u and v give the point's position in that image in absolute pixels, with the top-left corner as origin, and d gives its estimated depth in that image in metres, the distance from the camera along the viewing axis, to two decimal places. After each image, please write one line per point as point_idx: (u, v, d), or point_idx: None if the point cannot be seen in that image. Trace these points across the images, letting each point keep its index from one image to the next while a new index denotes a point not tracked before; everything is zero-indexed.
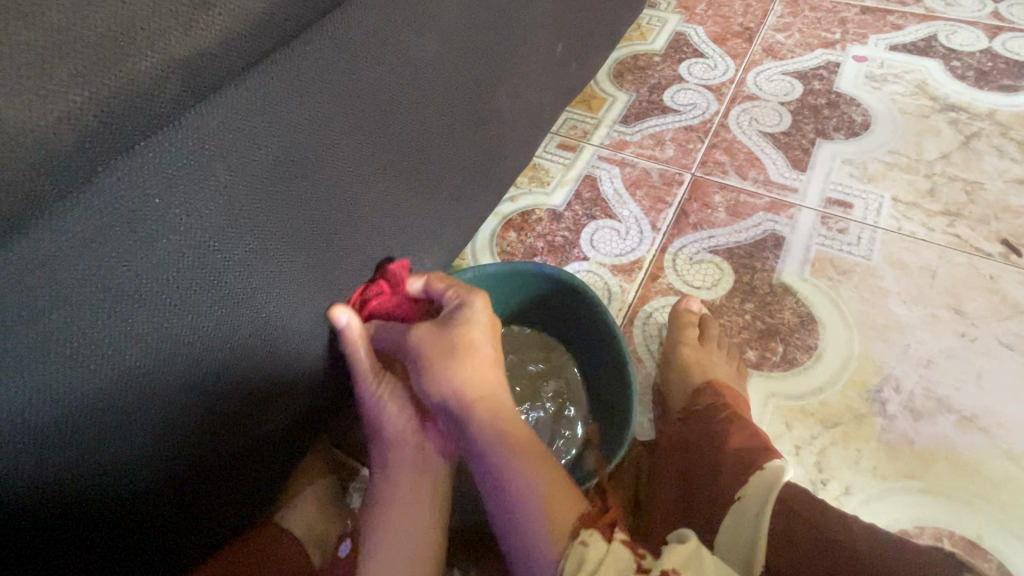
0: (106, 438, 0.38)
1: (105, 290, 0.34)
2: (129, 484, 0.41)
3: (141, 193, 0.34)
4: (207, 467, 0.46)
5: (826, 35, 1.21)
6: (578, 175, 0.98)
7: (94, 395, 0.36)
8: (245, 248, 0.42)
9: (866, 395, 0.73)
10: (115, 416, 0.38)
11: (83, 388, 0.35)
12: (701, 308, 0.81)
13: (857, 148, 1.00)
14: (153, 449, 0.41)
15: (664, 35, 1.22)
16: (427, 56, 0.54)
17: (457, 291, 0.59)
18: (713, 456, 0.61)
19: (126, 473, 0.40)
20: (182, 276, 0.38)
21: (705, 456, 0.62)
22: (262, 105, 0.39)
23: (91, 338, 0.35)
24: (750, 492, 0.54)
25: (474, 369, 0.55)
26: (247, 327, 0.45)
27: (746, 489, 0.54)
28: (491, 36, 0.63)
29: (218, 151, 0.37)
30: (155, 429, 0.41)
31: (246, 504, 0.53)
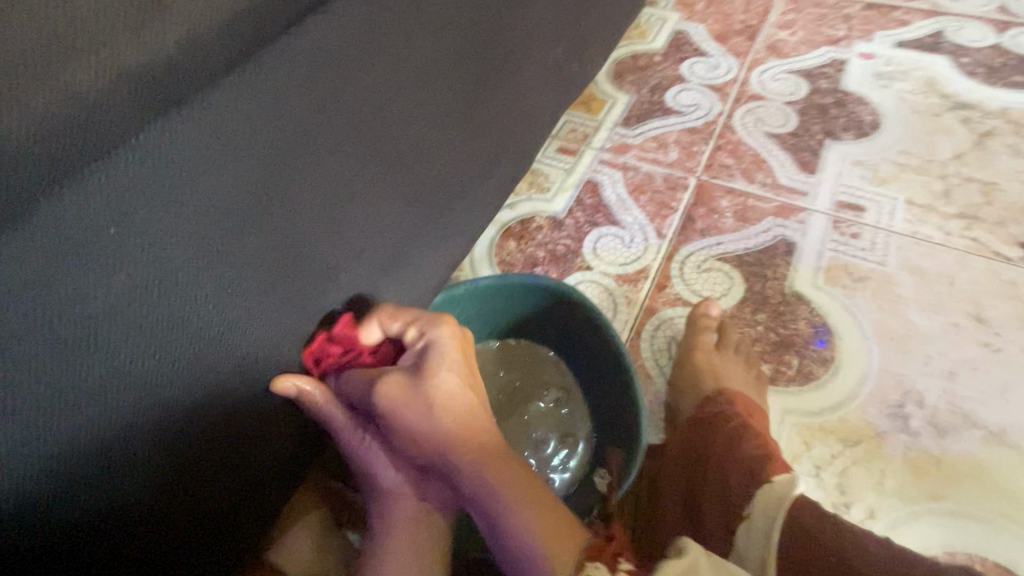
0: (67, 498, 0.34)
1: (57, 334, 0.30)
2: (98, 550, 0.36)
3: (94, 222, 0.30)
4: (186, 521, 0.41)
5: (830, 32, 1.17)
6: (579, 180, 0.94)
7: (45, 455, 0.32)
8: (220, 277, 0.38)
9: (887, 411, 0.70)
10: (76, 474, 0.34)
11: (31, 448, 0.31)
12: (720, 314, 0.77)
13: (868, 148, 0.97)
14: (124, 505, 0.37)
15: (663, 33, 1.18)
16: (418, 60, 0.50)
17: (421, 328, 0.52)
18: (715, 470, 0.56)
19: (94, 537, 0.36)
20: (148, 312, 0.34)
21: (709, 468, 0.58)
22: (234, 119, 0.35)
23: (42, 389, 0.31)
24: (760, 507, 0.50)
25: (449, 417, 0.50)
26: (225, 363, 0.41)
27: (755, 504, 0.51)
28: (486, 36, 0.59)
29: (184, 171, 0.33)
30: (122, 486, 0.36)
31: (234, 554, 0.49)
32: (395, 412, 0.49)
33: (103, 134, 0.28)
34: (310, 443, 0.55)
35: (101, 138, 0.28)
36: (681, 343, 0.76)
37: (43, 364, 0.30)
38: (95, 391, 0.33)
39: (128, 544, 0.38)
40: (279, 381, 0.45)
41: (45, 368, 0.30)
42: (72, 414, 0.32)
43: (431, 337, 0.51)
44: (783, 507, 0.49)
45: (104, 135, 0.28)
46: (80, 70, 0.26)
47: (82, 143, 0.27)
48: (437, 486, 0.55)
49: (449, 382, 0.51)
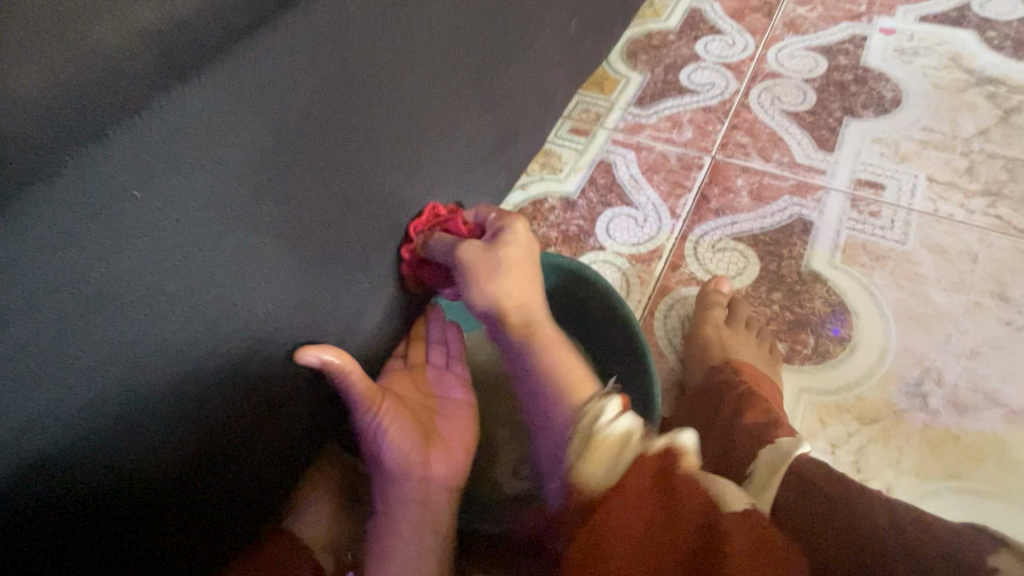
0: (94, 456, 0.35)
1: (84, 297, 0.31)
2: (123, 505, 0.38)
3: (117, 185, 0.30)
4: (194, 486, 0.43)
5: (851, 7, 1.14)
6: (592, 161, 0.94)
7: (65, 415, 0.33)
8: (231, 247, 0.38)
9: (905, 389, 0.69)
10: (104, 432, 0.35)
11: (49, 409, 0.32)
12: (730, 289, 0.77)
13: (889, 125, 0.94)
14: (146, 465, 0.38)
15: (678, 11, 1.16)
16: (431, 31, 0.49)
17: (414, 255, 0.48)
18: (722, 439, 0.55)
19: (120, 492, 0.37)
20: (169, 278, 0.35)
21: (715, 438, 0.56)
22: (252, 88, 0.35)
23: (70, 348, 0.31)
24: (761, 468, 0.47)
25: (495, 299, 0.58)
26: (237, 333, 0.41)
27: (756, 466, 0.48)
28: (500, 9, 0.58)
29: (203, 138, 0.33)
30: (146, 447, 0.38)
31: (241, 523, 0.50)
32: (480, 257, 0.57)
33: (126, 96, 0.28)
34: (324, 416, 0.56)
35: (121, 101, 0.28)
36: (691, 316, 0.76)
37: (62, 329, 0.31)
38: (113, 354, 0.34)
39: (136, 508, 0.39)
40: (303, 353, 0.46)
41: (66, 331, 0.31)
42: (91, 377, 0.33)
43: (504, 230, 0.60)
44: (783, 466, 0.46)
45: (127, 97, 0.28)
46: (96, 28, 0.26)
47: (104, 103, 0.28)
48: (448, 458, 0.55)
49: (509, 278, 0.58)
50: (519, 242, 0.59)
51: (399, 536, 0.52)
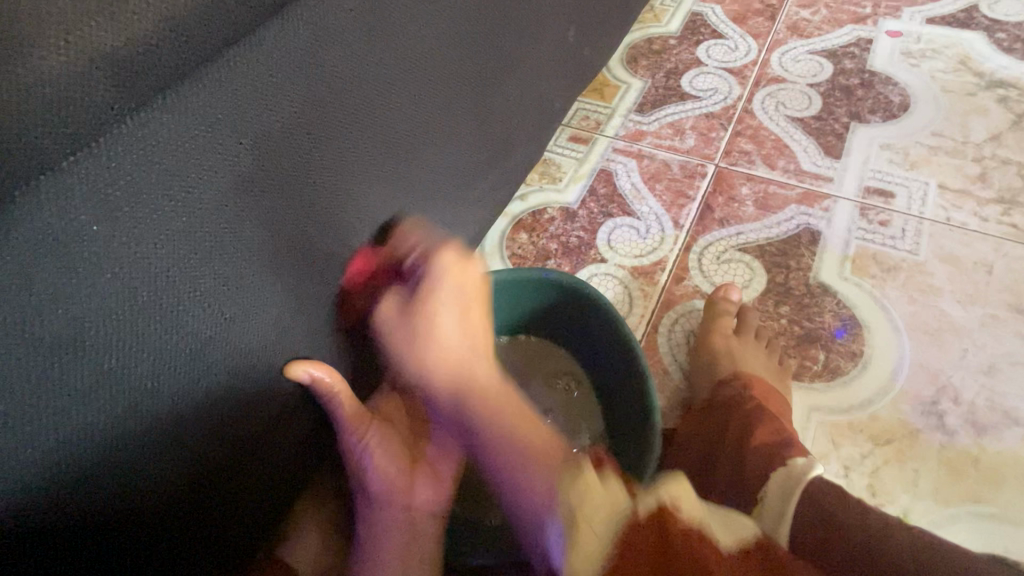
0: (64, 507, 0.32)
1: (41, 340, 0.29)
2: (100, 555, 0.35)
3: (77, 219, 0.28)
4: (176, 531, 0.40)
5: (856, 9, 1.12)
6: (592, 170, 0.91)
7: (24, 468, 0.30)
8: (209, 278, 0.36)
9: (920, 408, 0.66)
10: (73, 479, 0.32)
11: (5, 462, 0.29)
12: (741, 297, 0.75)
13: (897, 131, 0.92)
14: (124, 512, 0.36)
15: (679, 15, 1.14)
16: (420, 43, 0.47)
17: (421, 252, 0.52)
18: (732, 460, 0.53)
19: (97, 543, 0.35)
20: (140, 313, 0.33)
21: (725, 459, 0.54)
22: (223, 108, 0.32)
23: (26, 397, 0.29)
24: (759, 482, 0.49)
25: (451, 355, 0.51)
26: (219, 366, 0.39)
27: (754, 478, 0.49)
28: (492, 17, 0.56)
29: (172, 163, 0.31)
30: (119, 493, 0.35)
31: (233, 565, 0.47)
32: (408, 309, 0.52)
33: (80, 121, 0.26)
34: (315, 444, 0.53)
35: (80, 128, 0.26)
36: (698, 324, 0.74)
37: (19, 373, 0.28)
38: (78, 398, 0.31)
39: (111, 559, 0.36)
40: (293, 369, 0.45)
41: (24, 377, 0.29)
42: (49, 425, 0.30)
43: (431, 267, 0.52)
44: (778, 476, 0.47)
45: (82, 122, 0.26)
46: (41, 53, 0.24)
47: (56, 131, 0.25)
48: (435, 485, 0.53)
49: (455, 327, 0.52)
50: (455, 280, 0.52)
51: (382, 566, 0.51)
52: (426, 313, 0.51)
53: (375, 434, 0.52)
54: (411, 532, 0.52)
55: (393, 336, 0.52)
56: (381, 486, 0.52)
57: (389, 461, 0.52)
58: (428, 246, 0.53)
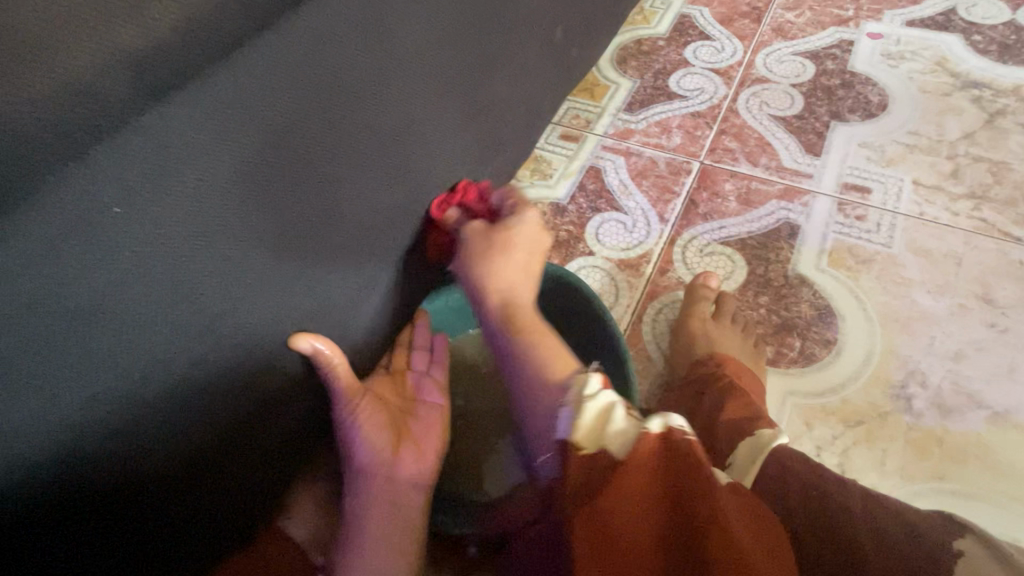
0: (83, 462, 0.36)
1: (67, 311, 0.32)
2: (116, 510, 0.39)
3: (100, 201, 0.31)
4: (178, 498, 0.43)
5: (839, 12, 1.16)
6: (582, 166, 0.95)
7: (43, 430, 0.33)
8: (215, 263, 0.39)
9: (890, 392, 0.70)
10: (92, 438, 0.36)
11: (26, 425, 0.32)
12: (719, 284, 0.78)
13: (875, 130, 0.95)
14: (137, 470, 0.39)
15: (668, 17, 1.17)
16: (413, 45, 0.50)
17: (507, 199, 0.62)
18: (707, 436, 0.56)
19: (113, 497, 0.38)
20: (154, 289, 0.36)
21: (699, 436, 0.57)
22: (233, 103, 0.35)
23: (53, 362, 0.32)
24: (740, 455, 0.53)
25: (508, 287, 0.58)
26: (223, 346, 0.42)
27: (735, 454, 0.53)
28: (483, 20, 0.59)
29: (185, 153, 0.34)
30: (134, 453, 0.39)
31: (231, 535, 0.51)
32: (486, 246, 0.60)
33: (105, 114, 0.29)
34: (312, 425, 0.56)
35: (100, 120, 0.29)
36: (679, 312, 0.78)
37: (48, 340, 0.32)
38: (94, 368, 0.34)
39: (116, 522, 0.39)
40: (297, 339, 0.48)
41: (44, 347, 0.32)
42: (67, 393, 0.33)
43: (517, 216, 0.61)
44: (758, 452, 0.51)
45: (107, 114, 0.29)
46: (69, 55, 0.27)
47: (84, 122, 0.28)
48: (419, 458, 0.55)
49: (519, 255, 0.60)
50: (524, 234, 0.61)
51: (364, 541, 0.53)
52: (503, 246, 0.59)
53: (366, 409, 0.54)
54: (396, 504, 0.53)
55: (467, 248, 0.61)
56: (368, 458, 0.54)
57: (379, 437, 0.54)
58: (519, 199, 0.63)
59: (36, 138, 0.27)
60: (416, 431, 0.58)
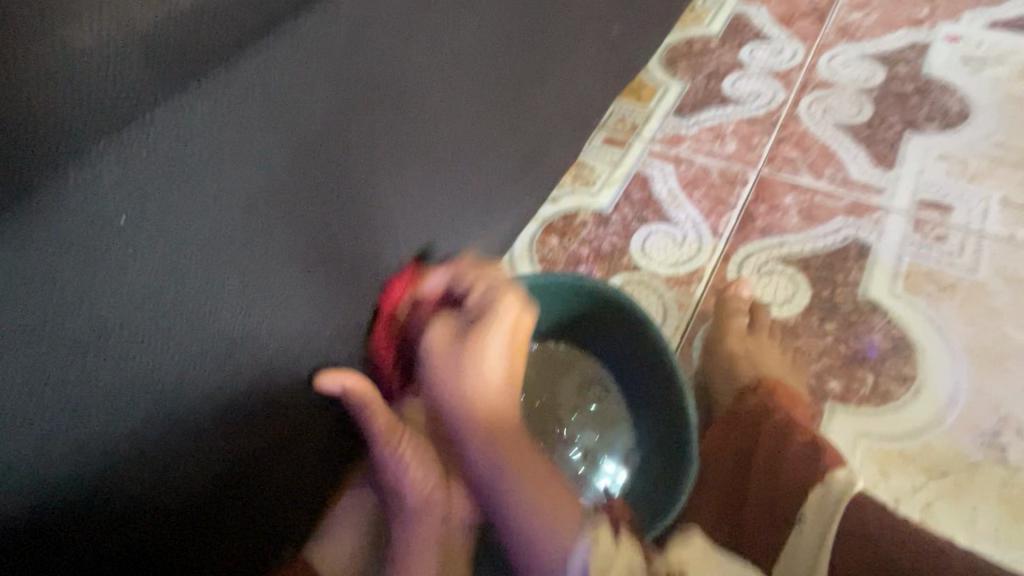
0: (85, 506, 0.32)
1: (64, 336, 0.28)
2: (125, 552, 0.35)
3: (104, 210, 0.27)
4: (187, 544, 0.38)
5: (912, 12, 1.06)
6: (627, 174, 0.88)
7: (33, 473, 0.29)
8: (233, 276, 0.34)
9: (979, 439, 0.62)
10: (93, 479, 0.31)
11: (22, 466, 0.28)
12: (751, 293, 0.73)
13: (956, 141, 0.87)
14: (146, 511, 0.35)
15: (721, 16, 1.10)
16: (461, 39, 0.45)
17: (485, 286, 0.50)
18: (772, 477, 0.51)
19: (119, 540, 0.34)
20: (166, 310, 0.32)
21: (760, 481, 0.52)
22: (266, 100, 0.31)
23: (51, 396, 0.28)
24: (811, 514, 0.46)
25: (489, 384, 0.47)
26: (242, 372, 0.37)
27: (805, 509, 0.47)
28: (536, 14, 0.54)
29: (202, 158, 0.30)
30: (143, 492, 0.34)
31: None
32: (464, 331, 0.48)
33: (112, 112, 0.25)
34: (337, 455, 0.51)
35: (100, 113, 0.25)
36: (710, 330, 0.72)
37: (46, 370, 0.28)
38: (90, 401, 0.30)
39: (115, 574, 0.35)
40: (320, 379, 0.43)
41: (41, 377, 0.28)
42: (65, 431, 0.29)
43: (495, 306, 0.48)
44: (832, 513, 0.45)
45: (113, 113, 0.25)
46: (76, 33, 0.22)
47: (85, 120, 0.24)
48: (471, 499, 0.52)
49: (504, 315, 0.47)
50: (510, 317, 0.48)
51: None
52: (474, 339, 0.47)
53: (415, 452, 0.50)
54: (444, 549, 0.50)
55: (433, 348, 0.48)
56: (416, 499, 0.49)
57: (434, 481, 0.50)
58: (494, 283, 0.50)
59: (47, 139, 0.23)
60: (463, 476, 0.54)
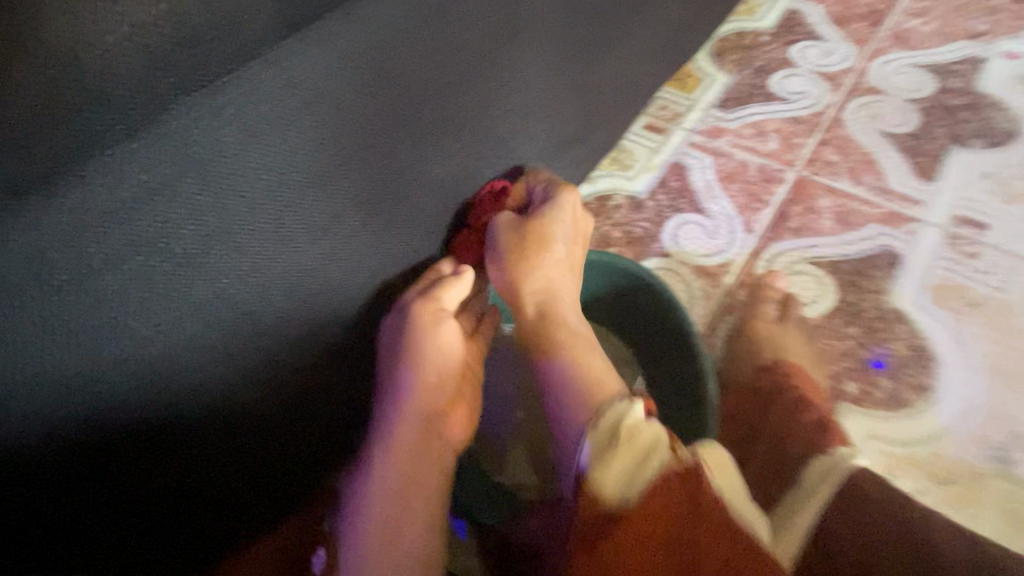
0: (169, 405, 0.37)
1: (165, 259, 0.32)
2: (202, 448, 0.40)
3: (217, 139, 0.30)
4: (189, 489, 0.41)
5: (971, 24, 1.04)
6: (665, 161, 0.89)
7: (134, 381, 0.34)
8: (308, 221, 0.38)
9: (988, 452, 0.63)
10: (186, 384, 0.37)
11: (129, 372, 0.33)
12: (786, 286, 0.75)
13: (1000, 159, 0.86)
14: (223, 419, 0.41)
15: (775, 11, 1.08)
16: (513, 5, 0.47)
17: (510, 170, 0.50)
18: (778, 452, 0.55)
19: (198, 438, 0.40)
20: (251, 244, 0.35)
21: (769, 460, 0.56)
22: (360, 50, 0.35)
23: (149, 311, 0.32)
24: (809, 480, 0.50)
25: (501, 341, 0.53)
26: (312, 309, 0.42)
27: (805, 476, 0.51)
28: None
29: (307, 99, 0.34)
30: (226, 404, 0.40)
31: (221, 540, 0.47)
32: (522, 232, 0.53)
33: (237, 40, 0.28)
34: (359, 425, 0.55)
35: (216, 54, 0.28)
36: (737, 321, 0.73)
37: (151, 285, 0.32)
38: (185, 330, 0.35)
39: (151, 481, 0.38)
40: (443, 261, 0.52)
41: (146, 289, 0.32)
42: (163, 341, 0.34)
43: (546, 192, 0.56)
44: (837, 479, 0.49)
45: (237, 41, 0.28)
46: None
47: (216, 44, 0.28)
48: (464, 423, 0.52)
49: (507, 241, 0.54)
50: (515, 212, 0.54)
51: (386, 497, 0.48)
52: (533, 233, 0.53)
53: (414, 336, 0.48)
54: (425, 461, 0.49)
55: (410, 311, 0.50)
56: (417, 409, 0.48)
57: (433, 394, 0.49)
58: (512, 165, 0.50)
59: (180, 62, 0.27)
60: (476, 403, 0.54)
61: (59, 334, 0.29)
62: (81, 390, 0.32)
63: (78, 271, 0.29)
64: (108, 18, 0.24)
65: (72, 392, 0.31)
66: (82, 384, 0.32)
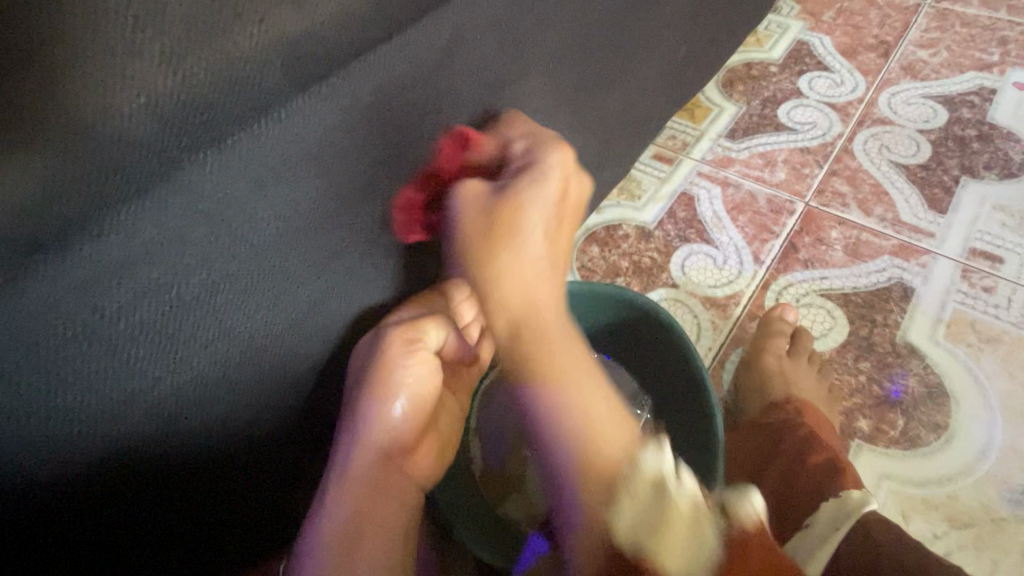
0: (172, 440, 0.38)
1: (174, 304, 0.33)
2: (201, 480, 0.41)
3: (224, 191, 0.31)
4: (188, 521, 0.42)
5: (981, 55, 1.05)
6: (674, 192, 0.89)
7: (140, 419, 0.35)
8: (313, 261, 0.40)
9: (1007, 494, 0.62)
10: (190, 420, 0.38)
11: (137, 410, 0.35)
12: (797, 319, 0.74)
13: (1013, 192, 0.85)
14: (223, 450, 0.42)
15: (783, 42, 1.09)
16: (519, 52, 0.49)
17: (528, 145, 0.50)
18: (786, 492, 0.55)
19: (198, 470, 0.41)
20: (255, 286, 0.37)
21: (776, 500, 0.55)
22: (366, 98, 0.36)
23: (158, 352, 0.34)
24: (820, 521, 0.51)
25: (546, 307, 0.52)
26: (310, 342, 0.44)
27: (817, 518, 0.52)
28: (591, 36, 0.57)
29: (316, 147, 0.35)
30: (226, 436, 0.41)
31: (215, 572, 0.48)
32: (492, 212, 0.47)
33: (253, 99, 0.29)
34: None
35: (227, 110, 0.28)
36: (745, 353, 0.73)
37: (160, 328, 0.33)
38: (190, 368, 0.36)
39: (154, 516, 0.39)
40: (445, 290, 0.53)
41: (156, 331, 0.33)
42: (169, 379, 0.35)
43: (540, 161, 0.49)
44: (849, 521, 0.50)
45: (253, 99, 0.29)
46: (240, 34, 0.27)
47: (226, 102, 0.28)
48: (435, 452, 0.53)
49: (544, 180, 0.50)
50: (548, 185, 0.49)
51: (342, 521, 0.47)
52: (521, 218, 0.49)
53: (388, 365, 0.47)
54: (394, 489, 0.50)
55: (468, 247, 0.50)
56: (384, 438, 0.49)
57: (407, 423, 0.50)
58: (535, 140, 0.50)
59: (193, 126, 0.27)
60: (446, 434, 0.55)
61: (71, 376, 0.31)
62: (90, 431, 0.33)
63: (90, 319, 0.30)
64: (125, 90, 0.25)
65: (82, 432, 0.32)
66: (92, 424, 0.33)
